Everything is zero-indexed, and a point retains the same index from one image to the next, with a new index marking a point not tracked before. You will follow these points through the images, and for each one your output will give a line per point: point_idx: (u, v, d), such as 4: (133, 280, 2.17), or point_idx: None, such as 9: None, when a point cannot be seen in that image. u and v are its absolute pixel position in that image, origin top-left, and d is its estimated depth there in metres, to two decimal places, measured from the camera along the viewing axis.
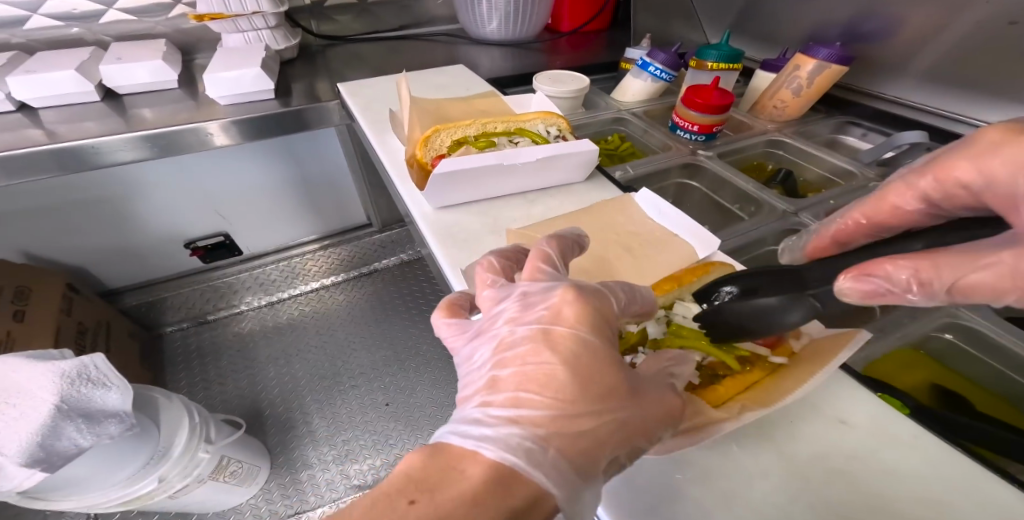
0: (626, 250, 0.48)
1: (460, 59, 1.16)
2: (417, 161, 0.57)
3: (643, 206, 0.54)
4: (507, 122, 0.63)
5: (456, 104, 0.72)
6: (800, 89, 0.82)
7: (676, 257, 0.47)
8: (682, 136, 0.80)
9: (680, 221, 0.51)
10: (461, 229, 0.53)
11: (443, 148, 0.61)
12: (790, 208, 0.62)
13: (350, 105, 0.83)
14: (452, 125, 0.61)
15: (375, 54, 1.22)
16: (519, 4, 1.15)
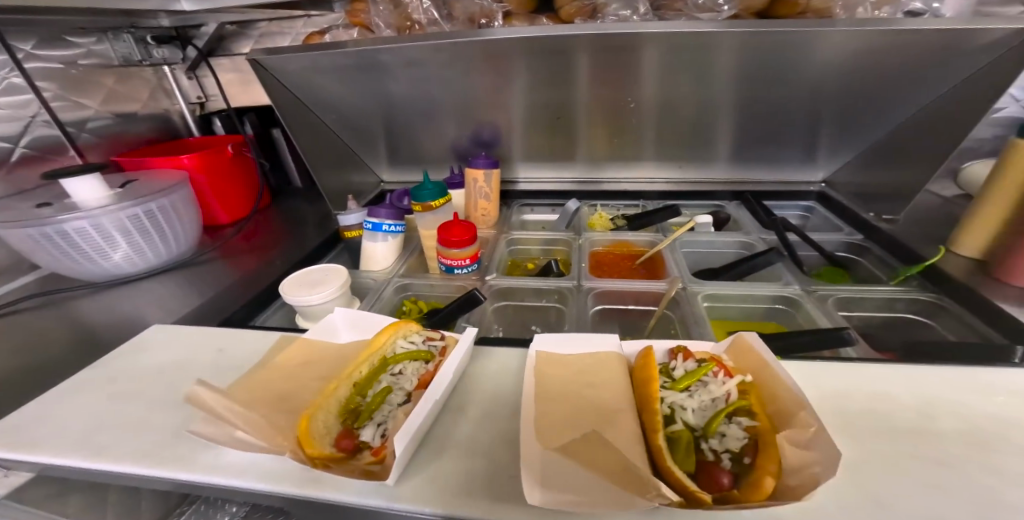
0: (586, 387, 0.49)
1: (124, 320, 0.86)
2: (328, 460, 0.44)
3: (547, 348, 0.54)
4: (367, 358, 0.54)
5: (265, 373, 0.54)
6: (488, 193, 1.10)
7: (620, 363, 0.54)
8: (460, 272, 0.90)
9: (585, 339, 0.55)
10: (462, 479, 0.44)
11: (332, 428, 0.48)
12: (575, 281, 0.83)
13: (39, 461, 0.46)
14: (322, 398, 0.49)
15: None
16: (155, 221, 0.94)
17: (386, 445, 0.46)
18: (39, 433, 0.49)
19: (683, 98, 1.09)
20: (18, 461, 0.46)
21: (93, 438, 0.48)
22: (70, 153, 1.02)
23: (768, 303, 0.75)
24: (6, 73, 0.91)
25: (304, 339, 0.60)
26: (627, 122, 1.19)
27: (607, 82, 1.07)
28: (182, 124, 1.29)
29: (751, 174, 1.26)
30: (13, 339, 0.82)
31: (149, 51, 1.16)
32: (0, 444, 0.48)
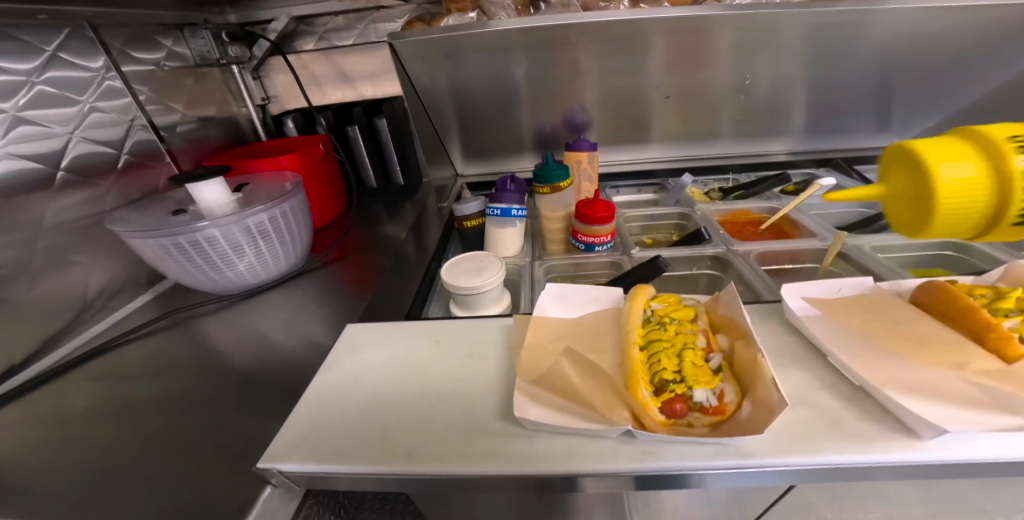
0: (905, 324, 0.53)
1: (270, 331, 0.83)
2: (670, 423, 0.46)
3: (824, 292, 0.59)
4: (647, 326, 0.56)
5: (549, 355, 0.57)
6: (591, 175, 1.12)
7: (892, 302, 0.57)
8: (600, 249, 0.91)
9: (845, 283, 0.60)
10: (820, 423, 0.44)
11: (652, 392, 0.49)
12: (723, 247, 0.86)
13: (383, 471, 0.47)
14: (636, 365, 0.50)
15: (74, 421, 0.64)
16: (281, 226, 0.91)
17: (722, 404, 0.48)
18: (338, 442, 0.51)
19: (761, 75, 1.14)
20: (320, 471, 0.48)
21: (387, 441, 0.50)
22: (165, 160, 0.99)
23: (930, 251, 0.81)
24: (106, 74, 0.87)
25: (538, 317, 0.62)
26: (700, 101, 1.23)
27: (685, 64, 1.12)
28: (250, 129, 1.25)
29: (822, 144, 1.32)
30: (165, 356, 0.78)
31: (224, 49, 1.12)
32: (298, 455, 0.49)
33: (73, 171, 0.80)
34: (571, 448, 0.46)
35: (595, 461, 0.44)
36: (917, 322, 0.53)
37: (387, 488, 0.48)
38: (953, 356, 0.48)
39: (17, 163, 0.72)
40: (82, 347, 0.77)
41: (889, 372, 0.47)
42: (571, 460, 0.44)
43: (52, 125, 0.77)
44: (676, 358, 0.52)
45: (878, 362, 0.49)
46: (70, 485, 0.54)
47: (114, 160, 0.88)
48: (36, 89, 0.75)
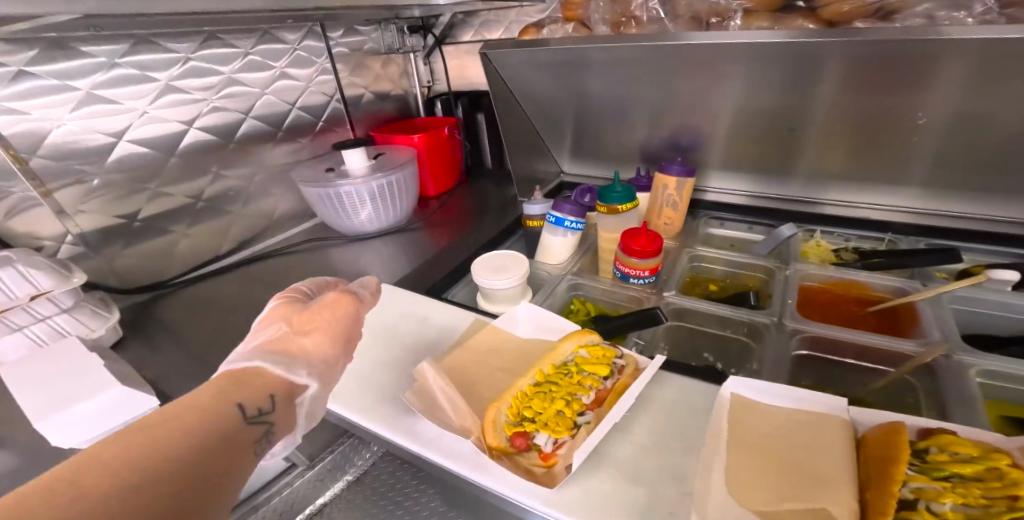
0: (802, 455, 0.41)
1: (355, 269, 1.10)
2: (499, 451, 0.49)
3: (750, 394, 0.49)
4: (550, 363, 0.57)
5: (467, 360, 0.62)
6: (678, 201, 1.01)
7: (828, 431, 0.43)
8: (635, 282, 0.86)
9: (782, 391, 0.48)
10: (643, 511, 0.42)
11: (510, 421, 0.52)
12: (774, 318, 0.72)
13: None
14: (506, 392, 0.54)
15: (229, 294, 1.02)
16: (385, 190, 1.16)
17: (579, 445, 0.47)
18: None
19: (999, 112, 0.77)
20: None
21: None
22: (346, 126, 1.33)
23: None
24: (322, 62, 1.22)
25: (494, 325, 0.67)
26: (882, 139, 0.92)
27: (856, 88, 0.86)
28: (415, 104, 1.52)
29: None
30: (292, 268, 1.12)
31: (405, 39, 1.40)
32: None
33: (289, 131, 1.19)
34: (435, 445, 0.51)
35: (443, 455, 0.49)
36: (823, 457, 0.41)
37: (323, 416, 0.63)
38: (801, 500, 0.38)
39: (258, 123, 1.11)
40: (255, 249, 1.18)
41: (708, 487, 0.40)
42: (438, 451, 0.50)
43: (281, 98, 1.14)
44: (554, 400, 0.52)
45: (710, 478, 0.41)
46: (210, 333, 0.88)
47: (313, 124, 1.24)
48: (277, 72, 1.12)
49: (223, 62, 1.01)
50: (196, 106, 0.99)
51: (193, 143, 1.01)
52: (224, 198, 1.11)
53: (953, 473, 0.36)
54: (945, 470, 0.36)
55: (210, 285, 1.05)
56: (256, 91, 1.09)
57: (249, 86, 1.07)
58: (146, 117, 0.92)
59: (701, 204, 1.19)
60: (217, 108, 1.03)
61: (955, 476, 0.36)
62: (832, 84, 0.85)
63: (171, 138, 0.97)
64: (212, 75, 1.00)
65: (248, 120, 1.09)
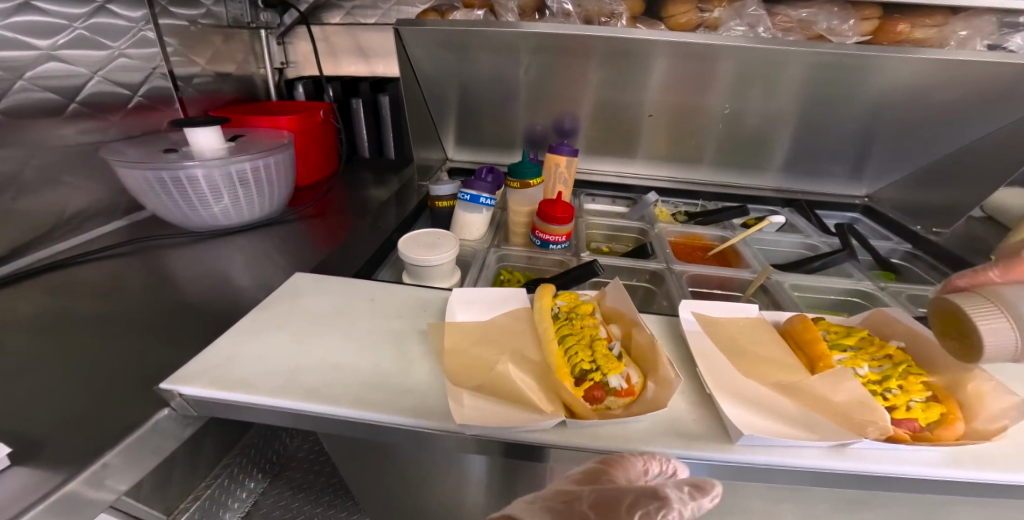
0: (763, 347, 0.56)
1: (231, 271, 0.89)
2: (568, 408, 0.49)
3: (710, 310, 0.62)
4: (543, 316, 0.59)
5: (448, 331, 0.59)
6: (567, 179, 1.16)
7: (764, 329, 0.60)
8: (554, 248, 0.97)
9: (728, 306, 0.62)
10: (675, 416, 0.48)
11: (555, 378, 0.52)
12: (664, 265, 0.92)
13: (269, 402, 0.49)
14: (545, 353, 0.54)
15: (25, 318, 0.70)
16: (255, 176, 0.99)
17: (631, 385, 0.52)
18: (242, 371, 0.53)
19: (751, 110, 1.18)
20: (226, 398, 0.50)
21: (295, 379, 0.52)
22: (175, 106, 1.07)
23: (842, 294, 0.86)
24: (143, 26, 0.96)
25: (455, 295, 0.65)
26: (690, 125, 1.26)
27: (682, 87, 1.16)
28: (264, 89, 1.33)
29: (798, 185, 1.36)
30: (122, 280, 0.83)
31: (256, 13, 1.22)
32: (205, 380, 0.51)
33: (85, 105, 0.88)
34: (477, 410, 0.47)
35: (490, 423, 0.46)
36: (773, 346, 0.57)
37: (285, 421, 0.51)
38: (781, 377, 0.52)
39: (42, 94, 0.80)
40: (48, 261, 0.83)
41: (728, 380, 0.51)
42: (479, 419, 0.46)
43: (79, 63, 0.85)
44: (590, 348, 0.54)
45: (724, 376, 0.51)
46: (10, 369, 0.59)
47: (126, 100, 0.96)
48: (71, 29, 0.83)
49: None
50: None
51: None
52: None
53: (850, 346, 0.55)
54: (848, 345, 0.55)
55: None
56: (37, 52, 0.79)
57: (28, 44, 0.77)
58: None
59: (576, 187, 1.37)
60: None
61: (853, 348, 0.55)
62: (662, 80, 1.14)
63: None
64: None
65: (29, 85, 0.78)
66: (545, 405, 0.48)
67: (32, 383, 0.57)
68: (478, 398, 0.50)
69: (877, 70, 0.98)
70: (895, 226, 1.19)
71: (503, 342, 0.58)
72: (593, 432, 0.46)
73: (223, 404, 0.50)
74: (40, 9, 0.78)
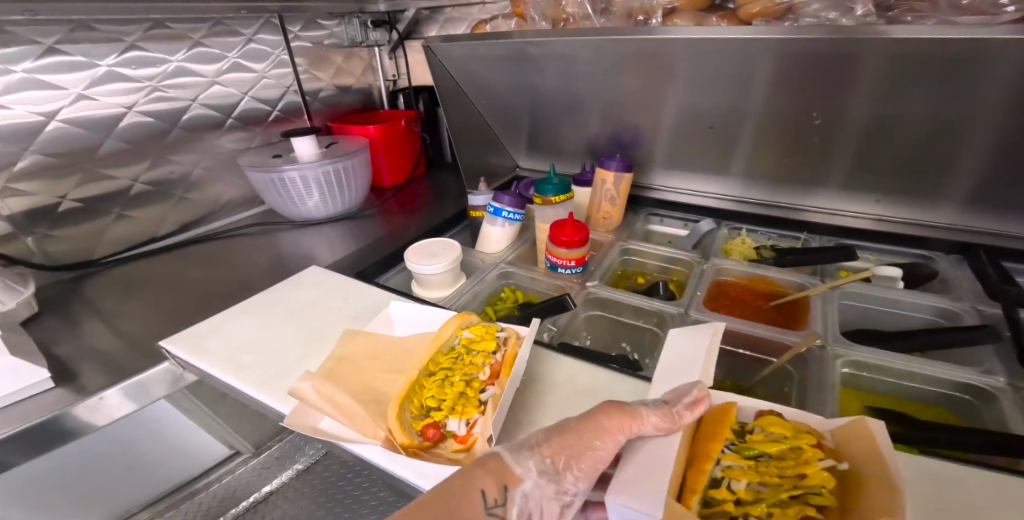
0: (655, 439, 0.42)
1: (297, 256, 1.08)
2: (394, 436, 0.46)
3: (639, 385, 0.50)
4: (434, 345, 0.56)
5: (361, 341, 0.61)
6: (615, 197, 1.04)
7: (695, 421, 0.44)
8: (563, 271, 0.89)
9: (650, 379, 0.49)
10: None
11: (410, 411, 0.49)
12: (681, 308, 0.75)
13: (206, 370, 0.61)
14: (409, 381, 0.52)
15: (161, 274, 0.98)
16: (338, 176, 1.15)
17: (470, 435, 0.47)
18: (211, 344, 0.66)
19: (909, 119, 0.78)
20: (188, 361, 0.64)
21: (234, 358, 0.63)
22: (305, 117, 1.31)
23: (942, 388, 0.57)
24: (278, 51, 1.20)
25: (387, 310, 0.66)
26: (815, 140, 0.91)
27: (812, 90, 0.81)
28: (379, 97, 1.51)
29: (1010, 227, 0.86)
30: (229, 252, 1.09)
31: (368, 33, 1.37)
32: (185, 345, 0.67)
33: (240, 119, 1.17)
34: (302, 407, 0.49)
35: (315, 431, 0.47)
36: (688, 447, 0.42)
37: (225, 388, 0.62)
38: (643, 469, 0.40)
39: (207, 111, 1.09)
40: (196, 232, 1.14)
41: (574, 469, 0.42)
42: (305, 426, 0.47)
43: (232, 84, 1.12)
44: (447, 387, 0.50)
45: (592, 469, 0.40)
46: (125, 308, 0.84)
47: (268, 114, 1.22)
48: (228, 59, 1.10)
49: (167, 49, 0.99)
50: (136, 90, 0.97)
51: (128, 129, 0.98)
52: (169, 182, 1.07)
53: (763, 452, 0.38)
54: (760, 450, 0.39)
55: (138, 264, 1.01)
56: (205, 79, 1.07)
57: (197, 73, 1.05)
58: (78, 101, 0.90)
59: (645, 203, 1.21)
60: (159, 94, 1.00)
61: (763, 456, 0.38)
62: (763, 88, 0.86)
63: (105, 120, 0.94)
64: (157, 61, 0.98)
65: (199, 106, 1.08)
66: (374, 429, 0.47)
67: (127, 320, 0.81)
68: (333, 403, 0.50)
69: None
70: None
71: (398, 364, 0.57)
72: (390, 468, 0.44)
73: (186, 366, 0.64)
74: (206, 46, 1.05)
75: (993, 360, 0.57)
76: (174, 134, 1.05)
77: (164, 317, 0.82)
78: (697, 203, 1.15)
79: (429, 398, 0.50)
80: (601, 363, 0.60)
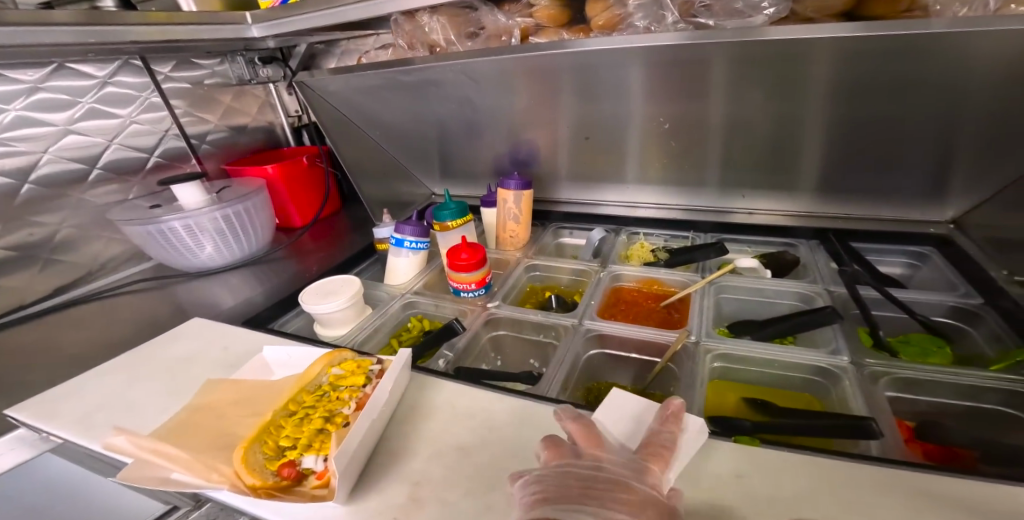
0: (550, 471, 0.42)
1: (191, 308, 1.01)
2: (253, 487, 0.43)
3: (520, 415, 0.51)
4: (300, 385, 0.55)
5: (226, 389, 0.57)
6: (518, 215, 1.06)
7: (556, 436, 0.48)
8: (468, 295, 0.89)
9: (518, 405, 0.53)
10: None
11: (264, 457, 0.46)
12: (575, 320, 0.76)
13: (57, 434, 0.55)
14: (261, 425, 0.49)
15: (22, 346, 0.88)
16: (235, 221, 1.10)
17: (329, 468, 0.45)
18: (61, 406, 0.60)
19: (755, 115, 0.86)
20: (34, 426, 0.57)
21: (89, 418, 0.57)
22: (194, 161, 1.25)
23: (800, 373, 0.59)
24: (148, 93, 1.12)
25: (265, 358, 0.63)
26: (689, 140, 0.97)
27: (668, 95, 0.89)
28: (282, 135, 1.47)
29: (864, 208, 0.94)
30: (112, 312, 1.00)
31: (256, 71, 1.32)
32: (33, 409, 0.60)
33: (107, 170, 1.07)
34: (142, 462, 0.45)
35: (155, 483, 0.43)
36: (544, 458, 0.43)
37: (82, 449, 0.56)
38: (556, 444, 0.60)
39: (65, 164, 1.00)
40: (75, 295, 1.04)
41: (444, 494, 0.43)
42: (141, 480, 0.43)
43: (99, 133, 1.04)
44: (306, 424, 0.49)
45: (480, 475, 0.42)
46: None
47: (145, 161, 1.15)
48: (86, 105, 1.02)
49: (6, 97, 0.90)
50: None
51: None
52: (31, 244, 0.98)
53: None
54: None
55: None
56: (55, 128, 0.98)
57: (46, 121, 0.96)
58: None
59: (555, 217, 1.23)
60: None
61: None
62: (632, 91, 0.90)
63: None
64: None
65: (58, 158, 0.99)
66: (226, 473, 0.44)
67: None
68: (178, 452, 0.46)
69: (939, 40, 0.59)
70: (981, 274, 0.79)
71: (261, 407, 0.54)
72: (252, 511, 0.43)
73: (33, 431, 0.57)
74: (52, 89, 0.96)
75: (841, 340, 0.61)
76: (28, 192, 0.96)
77: (15, 396, 0.73)
78: (601, 211, 1.19)
79: (286, 438, 0.48)
80: (482, 386, 0.58)
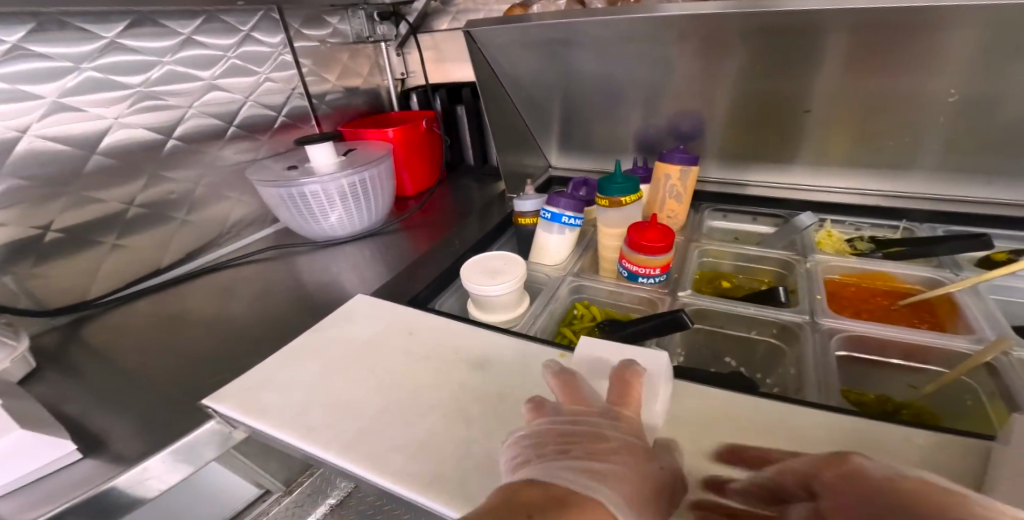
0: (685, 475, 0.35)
1: (328, 280, 0.94)
2: None
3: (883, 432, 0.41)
4: None
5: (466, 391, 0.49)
6: (680, 193, 0.94)
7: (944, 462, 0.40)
8: (644, 281, 0.78)
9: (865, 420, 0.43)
10: None
11: None
12: (804, 317, 0.65)
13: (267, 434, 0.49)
14: None
15: (168, 312, 0.83)
16: (364, 187, 1.01)
17: None
18: (266, 398, 0.53)
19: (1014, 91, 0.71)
20: (246, 424, 0.50)
21: (306, 414, 0.50)
22: (312, 122, 1.17)
23: None
24: (281, 50, 1.06)
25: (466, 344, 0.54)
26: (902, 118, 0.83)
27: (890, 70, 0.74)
28: (389, 99, 1.37)
29: None
30: (245, 280, 0.94)
31: (374, 27, 1.26)
32: (236, 402, 0.52)
33: (242, 127, 1.02)
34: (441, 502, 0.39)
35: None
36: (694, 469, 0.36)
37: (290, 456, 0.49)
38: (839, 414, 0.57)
39: (206, 119, 0.94)
40: (205, 260, 0.99)
41: None
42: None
43: (233, 89, 0.98)
44: None
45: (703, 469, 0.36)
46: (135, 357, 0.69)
47: (273, 120, 1.08)
48: (223, 60, 0.95)
49: (155, 47, 0.84)
50: (121, 100, 0.81)
51: (119, 143, 0.82)
52: (167, 202, 0.92)
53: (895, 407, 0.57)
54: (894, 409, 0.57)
55: (139, 302, 0.85)
56: (202, 83, 0.92)
57: (193, 77, 0.91)
58: (57, 112, 0.75)
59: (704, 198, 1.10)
60: (150, 102, 0.85)
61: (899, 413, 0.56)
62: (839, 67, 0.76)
63: (89, 134, 0.79)
64: (145, 65, 0.83)
65: (198, 113, 0.93)
66: None
67: (140, 374, 0.66)
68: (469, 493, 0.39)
69: None
70: None
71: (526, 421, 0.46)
72: None
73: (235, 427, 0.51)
74: (199, 44, 0.90)
75: None
76: (170, 147, 0.90)
77: (184, 366, 0.67)
78: (764, 194, 1.05)
79: None
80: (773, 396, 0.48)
